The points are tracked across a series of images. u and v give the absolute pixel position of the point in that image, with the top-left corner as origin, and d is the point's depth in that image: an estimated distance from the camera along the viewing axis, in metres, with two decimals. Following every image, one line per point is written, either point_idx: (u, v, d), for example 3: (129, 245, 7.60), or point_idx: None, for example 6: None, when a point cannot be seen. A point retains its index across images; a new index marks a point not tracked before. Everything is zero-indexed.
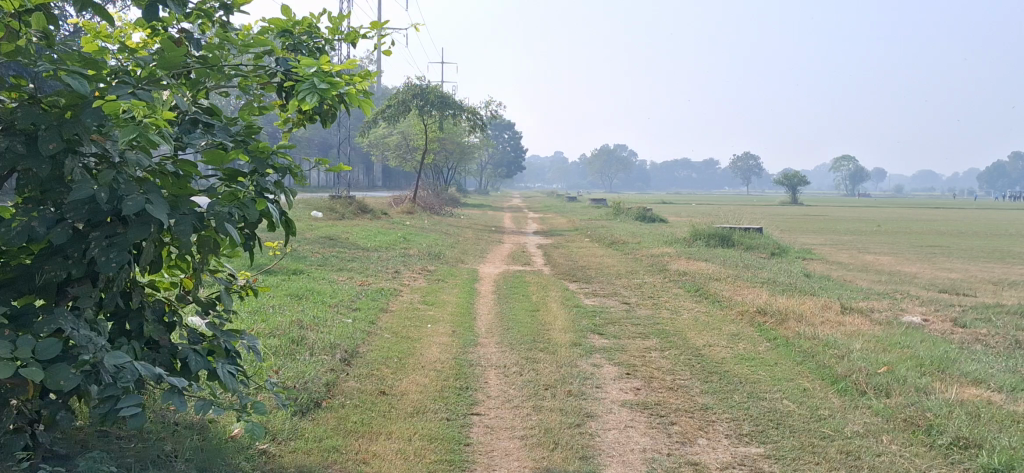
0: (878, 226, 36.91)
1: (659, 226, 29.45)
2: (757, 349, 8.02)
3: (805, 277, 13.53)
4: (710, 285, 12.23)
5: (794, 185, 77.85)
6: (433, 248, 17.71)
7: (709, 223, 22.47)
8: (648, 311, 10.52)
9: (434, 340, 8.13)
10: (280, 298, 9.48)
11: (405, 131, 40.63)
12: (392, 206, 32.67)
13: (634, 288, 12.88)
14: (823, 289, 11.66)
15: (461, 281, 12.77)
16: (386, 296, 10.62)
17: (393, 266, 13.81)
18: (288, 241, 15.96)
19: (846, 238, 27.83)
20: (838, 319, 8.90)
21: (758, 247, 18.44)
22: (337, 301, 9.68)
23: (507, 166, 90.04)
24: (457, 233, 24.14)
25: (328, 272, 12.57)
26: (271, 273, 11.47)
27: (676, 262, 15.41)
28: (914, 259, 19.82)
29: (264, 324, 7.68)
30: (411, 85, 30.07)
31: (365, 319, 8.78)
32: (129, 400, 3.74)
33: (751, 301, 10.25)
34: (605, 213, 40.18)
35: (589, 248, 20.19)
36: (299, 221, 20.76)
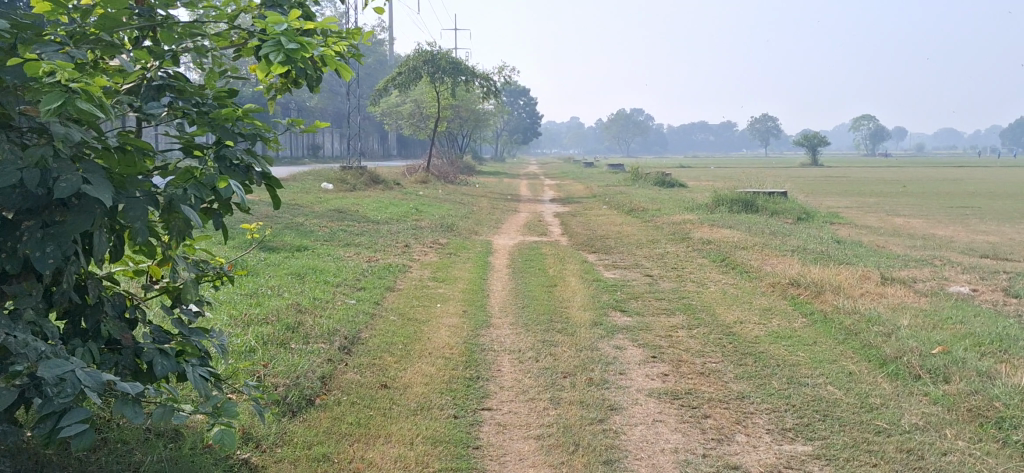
0: (904, 187, 36.06)
1: (679, 192, 28.73)
2: (792, 326, 7.40)
3: (836, 244, 12.87)
4: (737, 254, 11.60)
5: (816, 146, 76.68)
6: (446, 219, 17.11)
7: (731, 188, 21.77)
8: (671, 284, 9.90)
9: (443, 322, 7.54)
10: (279, 280, 8.91)
11: (417, 100, 39.90)
12: (405, 176, 32.05)
13: (655, 258, 12.26)
14: (857, 257, 11.01)
15: (475, 254, 12.18)
16: (393, 273, 10.03)
17: (403, 240, 13.22)
18: (295, 216, 15.41)
19: (872, 199, 27.05)
20: (878, 291, 8.25)
21: (784, 212, 17.75)
22: (340, 280, 9.11)
23: (522, 133, 89.19)
24: (471, 203, 23.54)
25: (335, 247, 12.00)
26: (272, 253, 10.91)
27: (699, 230, 14.77)
28: (946, 221, 19.07)
29: (257, 310, 7.12)
30: (421, 51, 29.32)
31: (370, 300, 8.20)
32: (74, 417, 3.07)
33: (783, 272, 9.61)
34: (623, 178, 39.45)
35: (607, 216, 19.56)
36: (308, 193, 20.19)
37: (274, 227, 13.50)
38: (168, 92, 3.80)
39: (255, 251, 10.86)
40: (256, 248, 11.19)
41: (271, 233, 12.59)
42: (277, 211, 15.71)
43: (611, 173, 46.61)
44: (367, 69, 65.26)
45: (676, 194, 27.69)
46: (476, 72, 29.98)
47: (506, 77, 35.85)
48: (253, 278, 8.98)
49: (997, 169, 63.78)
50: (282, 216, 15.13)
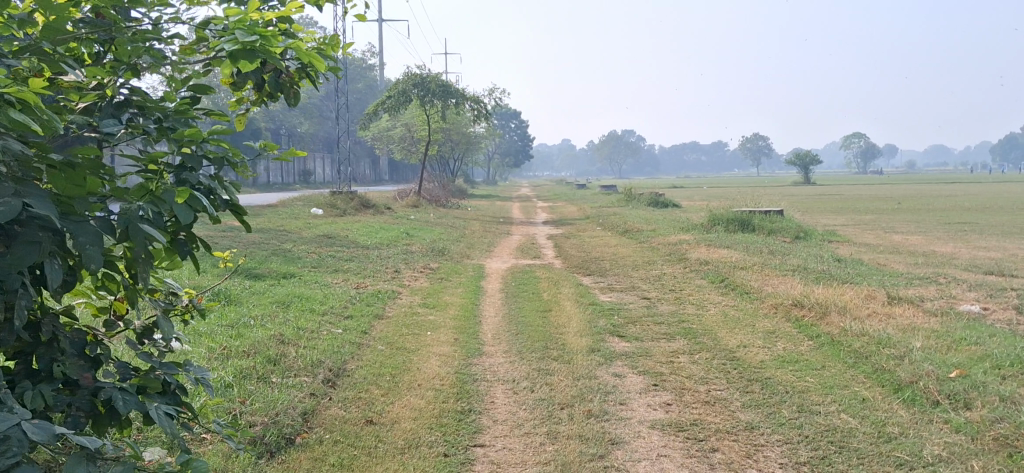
0: (899, 204, 35.86)
1: (673, 212, 28.47)
2: (798, 350, 7.08)
3: (836, 263, 12.58)
4: (736, 274, 11.29)
5: (807, 165, 76.58)
6: (437, 243, 16.78)
7: (727, 207, 21.51)
8: (670, 307, 9.57)
9: (434, 351, 7.21)
10: (263, 309, 8.56)
11: (408, 124, 39.67)
12: (397, 200, 31.74)
13: (652, 280, 11.94)
14: (860, 276, 10.70)
15: (467, 279, 11.85)
16: (382, 300, 9.69)
17: (393, 265, 12.89)
18: (282, 242, 15.08)
19: (868, 217, 26.82)
20: (886, 311, 7.94)
21: (781, 232, 17.47)
22: (327, 307, 8.77)
23: (514, 156, 89.15)
24: (464, 226, 23.24)
25: (323, 274, 11.65)
26: (258, 281, 10.57)
27: (696, 250, 14.48)
28: (944, 237, 18.82)
29: (237, 342, 6.77)
30: (410, 74, 29.09)
31: (356, 329, 7.86)
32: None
33: (785, 293, 9.30)
34: (615, 199, 39.22)
35: (601, 237, 19.27)
36: (297, 219, 19.86)
37: (261, 254, 13.16)
38: (130, 109, 3.44)
39: (239, 279, 10.52)
40: (241, 276, 10.85)
41: (256, 261, 12.25)
42: (264, 238, 15.38)
43: (604, 194, 46.38)
44: (358, 95, 65.14)
45: (671, 213, 27.44)
46: (467, 94, 29.73)
47: (496, 99, 35.65)
48: (236, 308, 8.63)
49: (989, 185, 63.84)
50: (269, 243, 14.80)
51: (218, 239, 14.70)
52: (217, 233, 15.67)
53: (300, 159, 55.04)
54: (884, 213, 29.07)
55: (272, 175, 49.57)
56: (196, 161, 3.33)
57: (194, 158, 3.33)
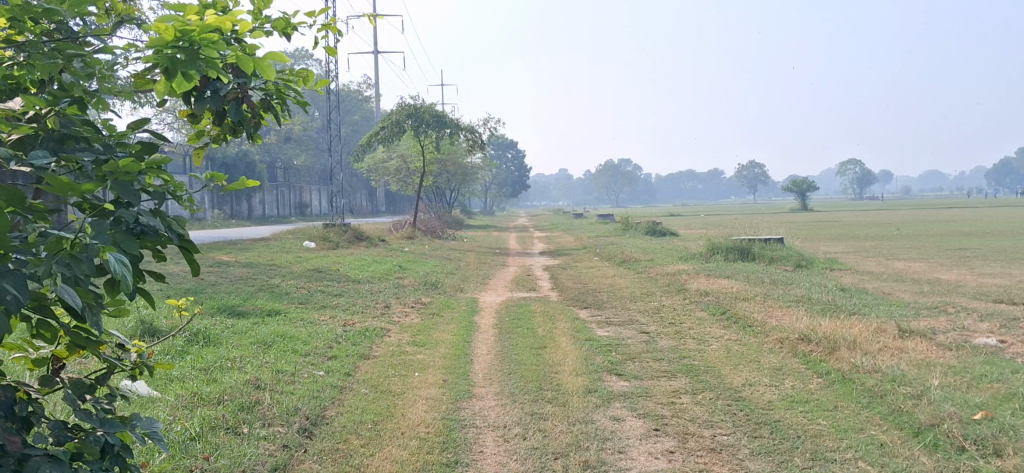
0: (899, 230, 35.53)
1: (671, 241, 28.13)
2: (808, 390, 6.67)
3: (841, 292, 12.19)
4: (738, 306, 10.89)
5: (804, 191, 76.32)
6: (431, 277, 16.38)
7: (727, 235, 21.15)
8: (670, 342, 9.15)
9: (421, 393, 6.80)
10: (244, 350, 8.14)
11: (403, 155, 39.36)
12: (392, 231, 31.34)
13: (651, 312, 11.54)
14: (867, 307, 10.31)
15: (459, 314, 11.44)
16: (370, 338, 9.27)
17: (383, 300, 12.48)
18: (271, 277, 14.69)
19: (868, 243, 26.49)
20: (898, 345, 7.53)
21: (782, 260, 17.10)
22: (311, 347, 8.35)
23: (511, 186, 89.21)
24: (459, 258, 22.86)
25: (310, 310, 11.24)
26: (241, 319, 10.15)
27: (696, 280, 14.10)
28: (948, 264, 18.47)
29: (212, 389, 6.34)
30: (404, 105, 28.80)
31: (339, 371, 7.43)
32: None
33: (791, 326, 8.90)
34: (613, 228, 38.87)
35: (599, 268, 18.89)
36: (288, 253, 19.47)
37: (248, 291, 12.76)
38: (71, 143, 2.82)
39: (221, 318, 10.10)
40: (224, 315, 10.43)
41: (242, 298, 11.84)
42: (253, 273, 14.99)
43: (601, 223, 46.07)
44: (354, 126, 64.99)
45: (670, 242, 27.08)
46: (461, 124, 29.43)
47: (491, 128, 35.36)
48: (215, 349, 8.20)
49: (986, 208, 63.71)
50: (257, 278, 14.39)
51: (205, 275, 14.30)
52: (205, 268, 15.29)
53: (296, 191, 54.80)
54: (885, 239, 28.79)
55: (267, 208, 49.28)
56: (133, 198, 2.72)
57: (130, 193, 2.70)
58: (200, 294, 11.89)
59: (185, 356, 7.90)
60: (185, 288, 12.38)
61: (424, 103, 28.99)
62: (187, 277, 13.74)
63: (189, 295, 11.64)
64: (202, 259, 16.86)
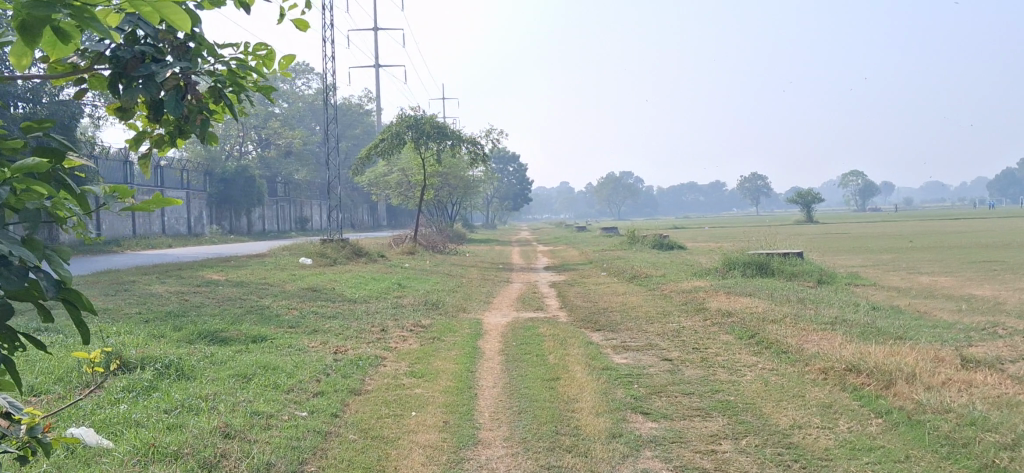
0: (913, 242, 34.57)
1: (680, 255, 27.13)
2: (868, 434, 5.74)
3: (876, 312, 11.22)
4: (767, 329, 9.93)
5: (810, 202, 75.22)
6: (431, 295, 15.42)
7: (742, 249, 20.21)
8: (698, 372, 8.20)
9: (420, 440, 5.88)
10: (220, 386, 7.19)
11: (403, 168, 38.47)
12: (392, 246, 30.42)
13: (671, 336, 10.58)
14: (912, 329, 9.35)
15: (462, 339, 10.49)
16: (363, 368, 8.31)
17: (379, 323, 11.52)
18: (261, 297, 13.74)
19: (885, 257, 25.54)
20: (964, 378, 6.59)
21: (803, 275, 16.16)
22: (295, 381, 7.42)
23: (512, 199, 88.48)
24: (461, 275, 21.90)
25: (298, 336, 10.28)
26: (222, 347, 9.19)
27: (715, 299, 13.15)
28: (977, 279, 17.48)
29: (171, 437, 5.40)
30: (404, 116, 27.90)
31: (324, 412, 6.49)
32: None
33: (834, 353, 7.95)
34: (619, 242, 37.95)
35: (608, 285, 17.93)
36: (281, 271, 18.50)
37: (233, 313, 11.80)
38: None
39: (200, 347, 9.13)
40: (203, 342, 9.48)
41: (226, 322, 10.89)
42: (241, 293, 14.04)
43: (606, 236, 45.19)
44: (355, 140, 64.19)
45: (679, 256, 26.10)
46: (463, 136, 28.52)
47: (493, 141, 34.45)
48: (187, 384, 7.25)
49: (995, 220, 62.48)
50: (246, 299, 13.43)
51: (189, 295, 13.35)
52: (191, 287, 14.34)
53: (296, 206, 54.00)
54: (902, 252, 27.79)
55: (266, 223, 48.49)
56: None
57: None
58: (181, 319, 10.92)
59: (151, 392, 6.96)
60: (165, 312, 11.41)
61: (425, 113, 28.07)
62: (170, 298, 12.80)
63: (168, 320, 10.70)
64: (190, 277, 15.90)
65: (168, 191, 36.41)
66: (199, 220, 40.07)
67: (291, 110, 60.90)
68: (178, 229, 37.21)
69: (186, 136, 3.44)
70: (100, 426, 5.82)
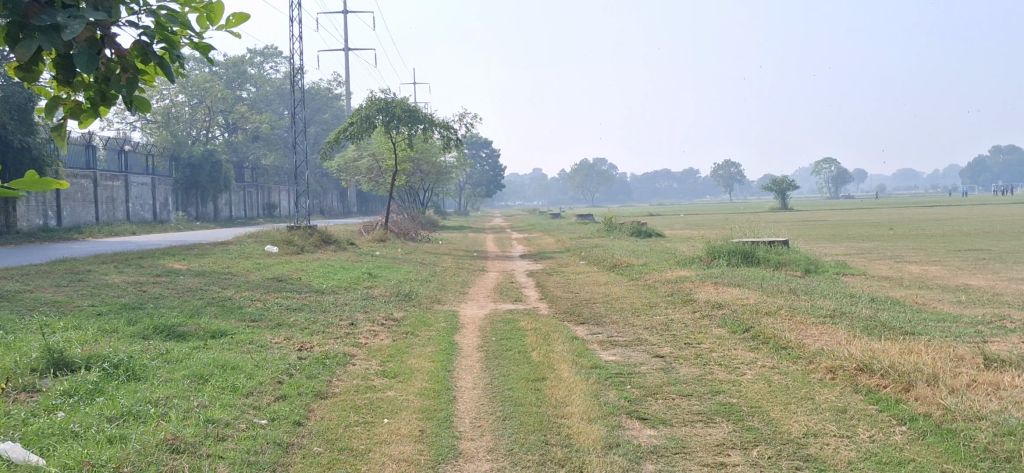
0: (891, 230, 34.30)
1: (658, 243, 26.59)
2: (895, 445, 5.17)
3: (874, 304, 10.68)
4: (762, 323, 9.36)
5: (783, 189, 75.01)
6: (404, 286, 14.74)
7: (723, 237, 19.64)
8: (693, 370, 7.62)
9: (395, 453, 5.22)
10: (171, 388, 6.47)
11: (374, 154, 37.70)
12: (363, 234, 29.68)
13: (660, 330, 9.98)
14: (917, 324, 8.82)
15: (437, 334, 9.85)
16: (330, 368, 7.63)
17: (348, 316, 10.83)
18: (223, 288, 13.00)
19: (866, 245, 25.13)
20: (989, 380, 6.06)
21: (789, 265, 15.65)
22: (255, 383, 6.73)
23: (485, 186, 87.74)
24: (434, 263, 21.22)
25: (261, 330, 9.57)
26: (177, 344, 8.46)
27: (702, 290, 12.58)
28: (966, 268, 17.03)
29: (108, 452, 4.69)
30: (374, 99, 27.14)
31: (287, 420, 5.82)
32: None
33: (840, 350, 7.38)
34: (594, 229, 37.38)
35: (587, 274, 17.34)
36: (245, 259, 17.73)
37: (193, 306, 11.04)
38: None
39: (153, 344, 8.40)
40: (159, 338, 8.76)
41: (184, 315, 10.15)
42: (203, 283, 13.27)
43: (581, 224, 44.62)
44: (325, 125, 63.15)
45: (659, 244, 25.55)
46: (435, 120, 27.81)
47: (466, 126, 33.72)
48: (136, 386, 6.51)
49: (968, 207, 62.47)
50: (207, 290, 12.68)
51: (147, 287, 12.58)
52: (149, 278, 13.55)
53: (264, 191, 53.02)
54: (884, 240, 27.38)
55: (234, 209, 47.54)
56: None
57: None
58: (136, 312, 10.19)
59: (94, 396, 6.16)
60: (119, 304, 10.65)
61: (396, 97, 27.29)
62: (126, 290, 12.02)
63: (122, 313, 9.94)
64: (149, 267, 15.11)
65: (132, 176, 35.43)
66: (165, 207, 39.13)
67: (257, 95, 59.77)
68: (142, 215, 36.24)
69: (109, 102, 2.85)
70: (30, 438, 5.06)
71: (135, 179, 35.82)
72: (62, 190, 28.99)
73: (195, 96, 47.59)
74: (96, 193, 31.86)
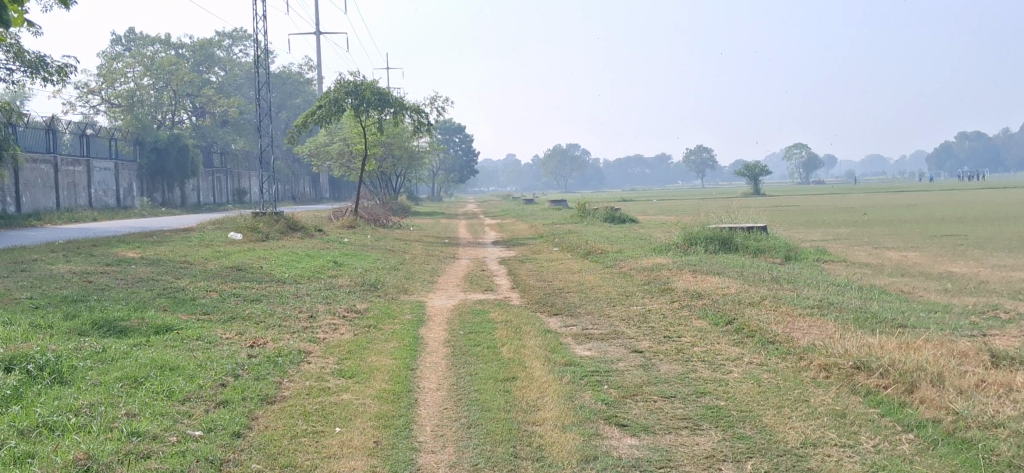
0: (868, 215, 33.94)
1: (634, 229, 26.00)
2: (903, 456, 4.62)
3: (860, 293, 10.18)
4: (745, 314, 8.83)
5: (757, 175, 74.60)
6: (370, 275, 14.11)
7: (701, 222, 19.12)
8: (675, 367, 7.06)
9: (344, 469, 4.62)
10: (98, 394, 5.84)
11: (344, 138, 36.87)
12: (331, 220, 28.95)
13: (637, 322, 9.42)
14: (910, 315, 8.32)
15: (401, 327, 9.25)
16: (282, 367, 7.01)
17: (307, 308, 10.20)
18: (177, 278, 12.30)
19: (844, 230, 24.70)
20: (1000, 381, 5.55)
21: (769, 251, 15.17)
22: (193, 387, 6.10)
23: (458, 171, 86.89)
24: (403, 250, 20.57)
25: (212, 325, 8.92)
26: (117, 341, 7.80)
27: (681, 278, 12.05)
28: (947, 254, 16.62)
29: None
30: (343, 82, 26.35)
31: (224, 431, 5.20)
32: None
33: (834, 345, 6.85)
34: (568, 214, 36.80)
35: (560, 261, 16.79)
36: (205, 247, 17.01)
37: (141, 297, 10.37)
38: None
39: (90, 340, 7.73)
40: (98, 334, 8.08)
41: (128, 308, 9.46)
42: (156, 273, 12.57)
43: (555, 209, 44.07)
44: (296, 109, 62.12)
45: (633, 230, 25.06)
46: (406, 104, 27.06)
47: (437, 109, 32.97)
48: (60, 392, 5.87)
49: (943, 193, 62.23)
50: (159, 280, 11.98)
51: (94, 277, 11.86)
52: (98, 267, 12.82)
53: (232, 178, 52.09)
54: (861, 226, 27.04)
55: (201, 194, 46.54)
56: None
57: None
58: (78, 305, 9.50)
59: (8, 404, 5.52)
60: (61, 296, 9.95)
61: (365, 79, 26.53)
62: (71, 281, 11.29)
63: (61, 307, 9.24)
64: (101, 256, 14.37)
65: (95, 160, 34.44)
66: (129, 192, 38.22)
67: (225, 78, 58.59)
68: (105, 201, 35.29)
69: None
70: None
71: (98, 164, 34.84)
72: (21, 175, 28.08)
73: (161, 80, 46.51)
74: (57, 179, 30.86)
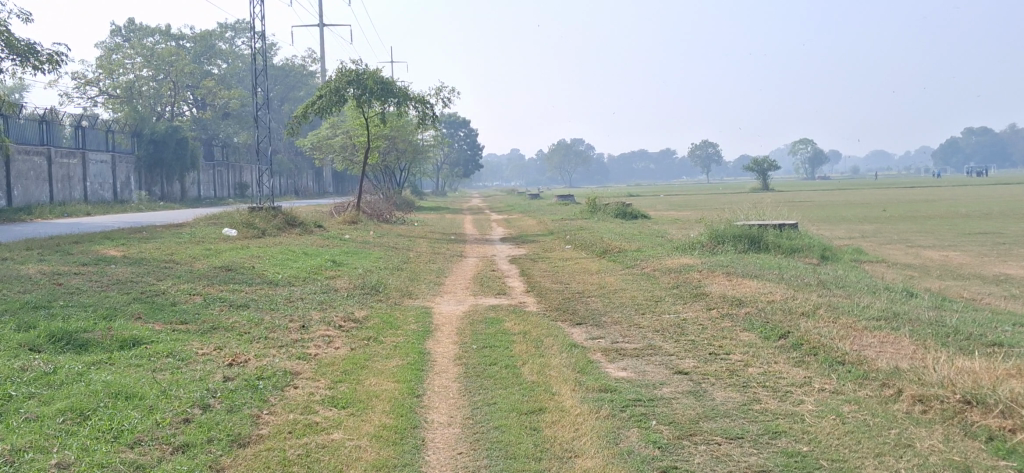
0: (888, 210, 32.64)
1: (648, 225, 24.81)
2: None
3: (923, 300, 9.01)
4: (803, 327, 7.63)
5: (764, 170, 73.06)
6: (372, 275, 12.96)
7: (724, 218, 17.94)
8: (734, 397, 5.88)
9: None
10: (26, 434, 4.64)
11: (347, 131, 35.66)
12: (332, 215, 27.81)
13: (674, 335, 8.24)
14: (997, 330, 7.14)
15: (405, 339, 8.10)
16: (263, 393, 5.86)
17: (299, 317, 9.03)
18: (159, 279, 11.16)
19: (869, 227, 23.51)
20: None
21: (803, 251, 14.00)
22: (148, 424, 4.90)
23: (464, 166, 85.71)
24: (407, 247, 19.42)
25: (187, 337, 7.74)
26: (71, 359, 6.59)
27: (715, 281, 10.88)
28: (992, 254, 15.41)
29: None
30: (344, 70, 25.14)
31: None
32: None
33: (929, 370, 5.67)
34: (576, 209, 35.63)
35: (575, 260, 15.66)
36: (195, 244, 15.86)
37: (113, 302, 9.21)
38: None
39: (36, 357, 6.54)
40: (52, 349, 6.90)
41: (95, 318, 8.26)
42: (136, 274, 11.42)
43: (563, 205, 42.84)
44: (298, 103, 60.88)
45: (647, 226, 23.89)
46: (410, 94, 25.81)
47: (443, 100, 31.76)
48: None
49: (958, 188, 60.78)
50: (138, 282, 10.82)
51: (66, 278, 10.72)
52: (73, 268, 11.65)
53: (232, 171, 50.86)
54: (885, 222, 25.78)
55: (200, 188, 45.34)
56: None
57: None
58: (38, 312, 8.34)
59: None
60: (21, 301, 8.80)
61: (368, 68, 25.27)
62: (39, 283, 10.14)
63: (18, 316, 8.05)
64: (80, 254, 13.22)
65: (91, 152, 33.18)
66: (127, 185, 37.03)
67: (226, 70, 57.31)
68: (101, 195, 34.07)
69: None
70: None
71: (94, 156, 33.61)
72: (12, 168, 26.95)
73: (160, 71, 45.42)
74: (48, 171, 29.60)
